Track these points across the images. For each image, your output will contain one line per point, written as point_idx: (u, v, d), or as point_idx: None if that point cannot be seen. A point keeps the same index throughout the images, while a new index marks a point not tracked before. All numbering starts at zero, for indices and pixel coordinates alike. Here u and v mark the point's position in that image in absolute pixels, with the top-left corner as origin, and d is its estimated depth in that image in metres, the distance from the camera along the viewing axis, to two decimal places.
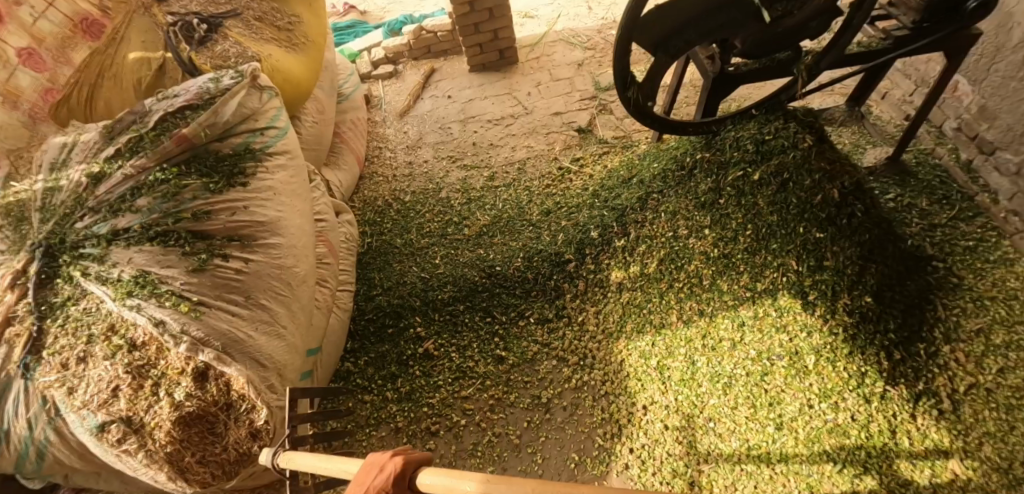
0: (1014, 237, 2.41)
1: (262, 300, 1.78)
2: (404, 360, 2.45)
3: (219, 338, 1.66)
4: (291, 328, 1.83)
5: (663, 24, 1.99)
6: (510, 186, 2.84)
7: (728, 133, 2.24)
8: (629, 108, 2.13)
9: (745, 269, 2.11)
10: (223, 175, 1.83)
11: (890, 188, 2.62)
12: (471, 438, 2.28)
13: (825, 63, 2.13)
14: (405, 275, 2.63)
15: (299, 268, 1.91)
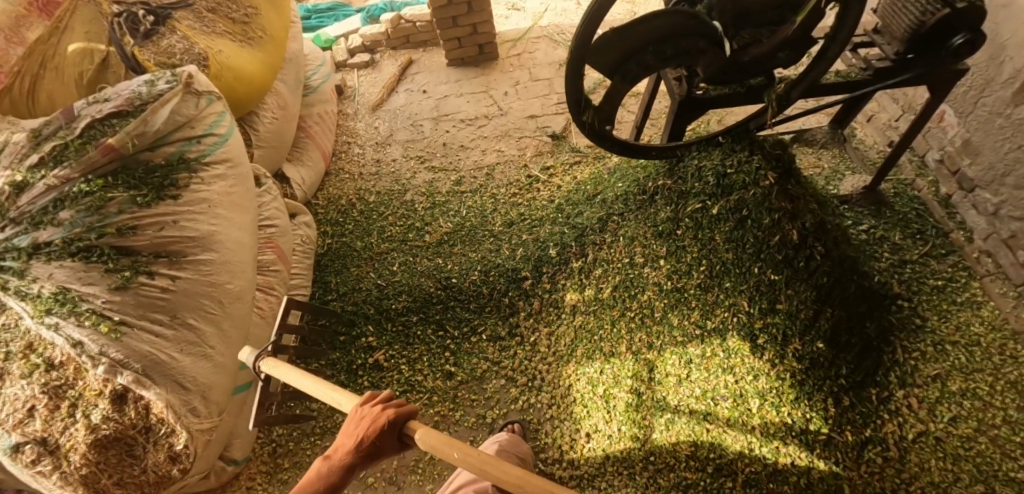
0: (984, 279, 2.34)
1: (189, 319, 1.77)
2: (353, 369, 2.43)
3: (140, 360, 1.65)
4: (219, 347, 1.82)
5: (623, 43, 1.86)
6: (477, 192, 2.78)
7: (691, 159, 2.16)
8: (583, 130, 2.05)
9: (697, 305, 2.05)
10: (152, 187, 1.80)
11: (864, 218, 2.52)
12: (413, 454, 2.28)
13: (796, 93, 2.02)
14: (362, 280, 2.59)
15: (234, 285, 1.90)
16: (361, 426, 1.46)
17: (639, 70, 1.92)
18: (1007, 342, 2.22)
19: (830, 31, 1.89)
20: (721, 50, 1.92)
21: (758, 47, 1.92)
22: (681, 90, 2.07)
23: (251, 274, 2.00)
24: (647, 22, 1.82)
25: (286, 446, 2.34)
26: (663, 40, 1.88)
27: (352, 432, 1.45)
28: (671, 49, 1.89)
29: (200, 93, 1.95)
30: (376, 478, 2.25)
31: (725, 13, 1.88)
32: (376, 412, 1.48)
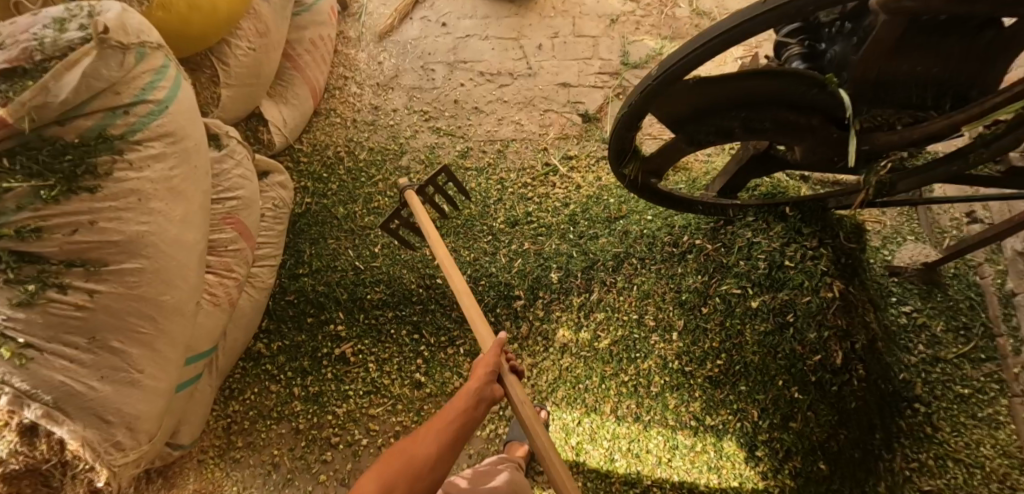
0: (1015, 399, 2.04)
1: (112, 342, 1.50)
2: (317, 356, 2.25)
3: (50, 391, 1.41)
4: (150, 371, 1.57)
5: (698, 98, 1.40)
6: (483, 171, 2.44)
7: (747, 227, 1.81)
8: (624, 183, 1.73)
9: (701, 396, 1.83)
10: (61, 176, 1.45)
11: (913, 298, 2.24)
12: (369, 461, 2.14)
13: (905, 184, 1.55)
14: (339, 257, 2.33)
15: (170, 298, 1.59)
16: (482, 371, 1.49)
17: (710, 138, 1.52)
18: (1014, 471, 1.94)
19: (991, 134, 1.44)
20: (835, 129, 1.43)
21: (881, 134, 1.43)
22: (761, 145, 1.66)
23: (195, 277, 1.69)
24: (743, 82, 1.34)
25: (240, 425, 2.23)
26: (756, 105, 1.41)
27: (474, 378, 1.47)
28: (769, 118, 1.44)
29: (127, 46, 1.50)
30: (328, 476, 2.14)
31: (861, 82, 1.33)
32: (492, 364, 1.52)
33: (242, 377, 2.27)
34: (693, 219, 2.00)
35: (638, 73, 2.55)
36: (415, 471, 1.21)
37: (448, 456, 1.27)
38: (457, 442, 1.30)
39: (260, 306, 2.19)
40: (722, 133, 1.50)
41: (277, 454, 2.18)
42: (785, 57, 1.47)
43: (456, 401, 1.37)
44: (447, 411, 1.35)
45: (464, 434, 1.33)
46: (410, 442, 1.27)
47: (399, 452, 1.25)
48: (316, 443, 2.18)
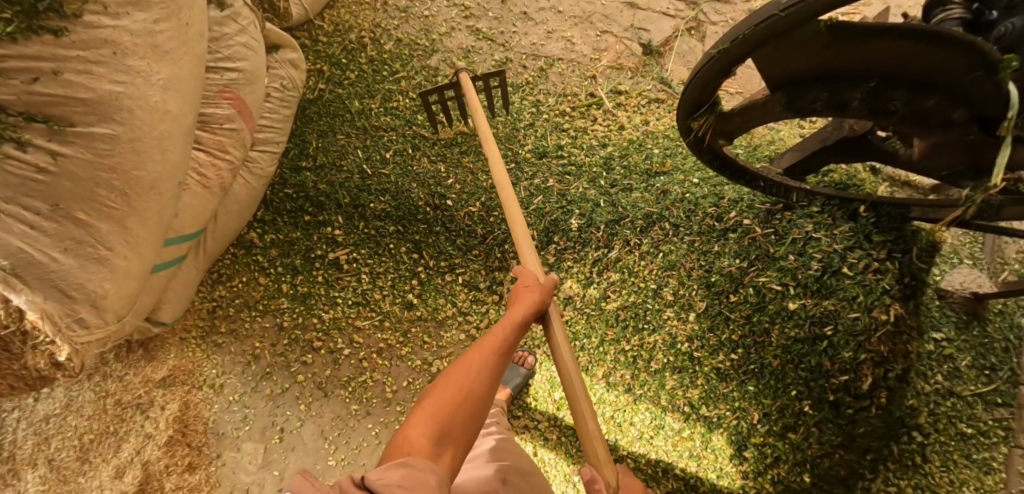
0: (1016, 450, 1.92)
1: (78, 214, 1.37)
2: (310, 257, 2.15)
3: (7, 257, 1.30)
4: (122, 251, 1.46)
5: (827, 51, 1.03)
6: (518, 89, 2.22)
7: (809, 219, 1.59)
8: (686, 138, 1.31)
9: (703, 383, 1.70)
10: (22, 10, 1.21)
11: (946, 326, 2.09)
12: (346, 371, 2.12)
13: (1010, 211, 1.37)
14: (346, 156, 2.16)
15: (148, 175, 1.44)
16: (524, 305, 1.33)
17: (814, 109, 1.16)
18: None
19: None
20: (975, 130, 1.11)
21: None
22: (859, 128, 1.37)
23: (180, 155, 1.52)
24: (899, 43, 0.98)
25: (226, 310, 2.19)
26: (896, 76, 1.06)
27: (517, 311, 1.31)
28: (903, 97, 1.10)
29: None
30: (306, 377, 2.13)
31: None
32: (536, 297, 1.36)
33: (232, 264, 2.20)
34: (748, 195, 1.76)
35: (717, 7, 2.28)
36: (460, 410, 1.08)
37: (489, 394, 1.14)
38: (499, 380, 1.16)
39: (256, 196, 2.07)
40: (833, 104, 1.15)
41: (258, 346, 2.16)
42: (935, 19, 1.13)
43: (495, 335, 1.22)
44: (486, 345, 1.19)
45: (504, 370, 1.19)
46: (451, 374, 1.12)
47: (440, 384, 1.10)
48: (298, 344, 2.14)
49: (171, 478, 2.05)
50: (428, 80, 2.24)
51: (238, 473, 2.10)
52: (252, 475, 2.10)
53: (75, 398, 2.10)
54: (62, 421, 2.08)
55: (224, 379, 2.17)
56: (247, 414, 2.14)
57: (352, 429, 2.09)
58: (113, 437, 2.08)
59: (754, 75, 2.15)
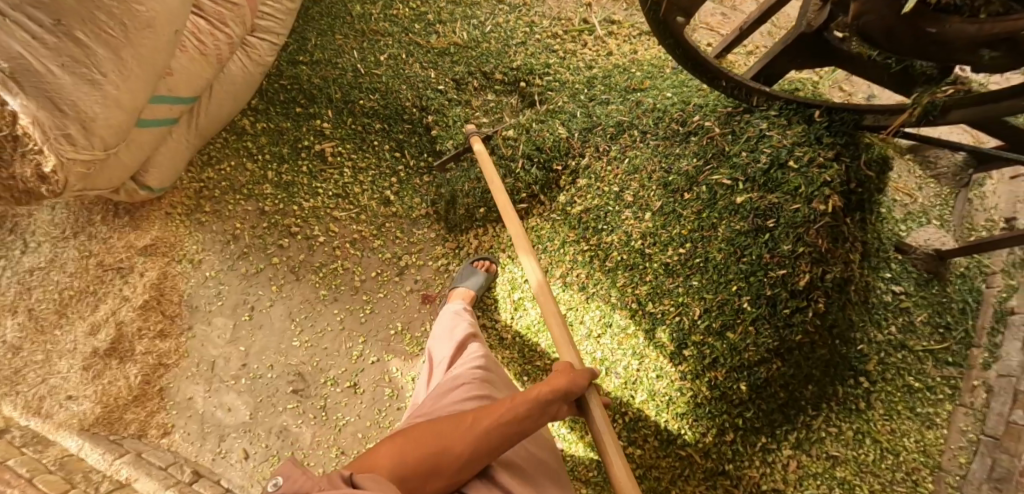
0: (960, 408, 1.91)
1: (78, 34, 1.50)
2: (298, 148, 2.25)
3: (8, 60, 1.44)
4: (114, 79, 1.59)
5: None
6: (515, 10, 2.30)
7: (765, 119, 1.61)
8: (645, 9, 1.39)
9: (650, 280, 1.76)
10: None
11: (906, 281, 2.04)
12: (320, 257, 2.20)
13: (954, 115, 1.42)
14: (343, 55, 2.26)
15: (145, 11, 1.55)
16: (548, 389, 1.34)
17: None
18: (923, 468, 1.87)
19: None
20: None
21: (956, 19, 1.15)
22: (815, 24, 1.45)
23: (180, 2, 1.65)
24: None
25: (211, 192, 2.28)
26: None
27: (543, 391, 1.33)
28: None
29: None
30: (281, 261, 2.22)
31: None
32: (562, 384, 1.38)
33: (222, 148, 2.29)
34: (714, 100, 1.74)
35: None
36: (433, 454, 1.13)
37: (474, 457, 1.17)
38: (492, 447, 1.19)
39: (252, 82, 2.19)
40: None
41: (238, 228, 2.25)
42: None
43: (505, 405, 1.25)
44: (491, 411, 1.24)
45: (503, 444, 1.22)
46: (445, 425, 1.19)
47: (428, 428, 1.18)
48: (277, 229, 2.23)
49: (142, 342, 2.19)
50: None
51: (206, 346, 2.23)
52: (219, 349, 2.22)
53: (60, 254, 2.19)
54: (45, 276, 2.17)
55: (203, 256, 2.26)
56: (221, 290, 2.24)
57: (318, 314, 2.19)
58: (92, 297, 2.18)
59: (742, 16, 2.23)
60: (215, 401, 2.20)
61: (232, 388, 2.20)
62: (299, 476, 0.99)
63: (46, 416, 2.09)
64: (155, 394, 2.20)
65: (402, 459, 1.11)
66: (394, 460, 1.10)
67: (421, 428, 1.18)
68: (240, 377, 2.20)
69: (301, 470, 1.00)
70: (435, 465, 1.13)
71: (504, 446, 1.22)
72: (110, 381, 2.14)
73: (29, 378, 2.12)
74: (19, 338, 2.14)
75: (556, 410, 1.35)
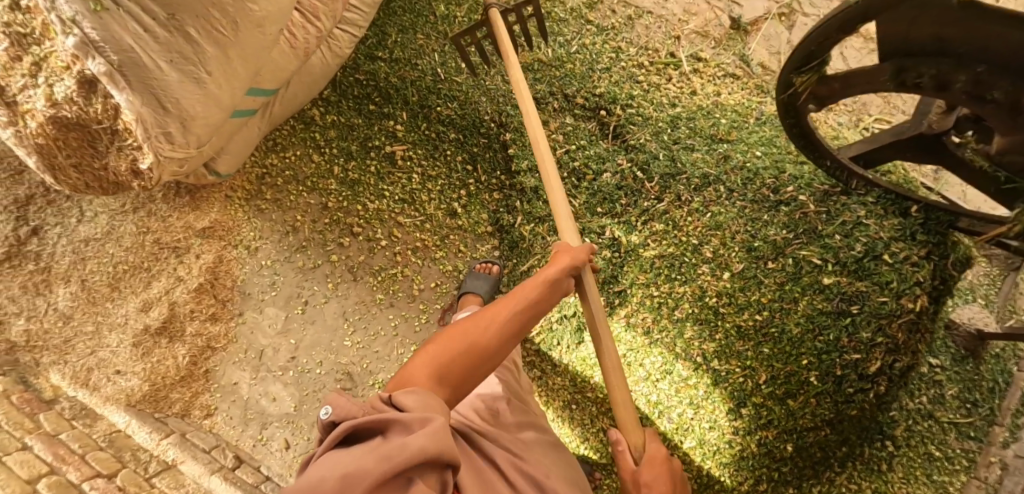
0: (973, 481, 1.80)
1: (190, 30, 1.43)
2: (367, 146, 2.21)
3: (118, 53, 1.39)
4: (217, 76, 1.54)
5: (939, 28, 1.05)
6: (603, 32, 2.23)
7: (863, 206, 1.64)
8: (780, 93, 1.36)
9: (721, 338, 1.79)
10: None
11: (942, 356, 1.92)
12: (379, 261, 2.19)
13: None
14: (423, 58, 2.20)
15: (258, 10, 1.51)
16: (558, 265, 1.32)
17: (919, 83, 1.17)
18: None
19: None
20: None
21: None
22: (937, 126, 1.44)
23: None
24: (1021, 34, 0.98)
25: (274, 179, 2.24)
26: (1006, 68, 1.05)
27: (554, 266, 1.32)
28: (1007, 86, 1.08)
29: None
30: (339, 259, 2.21)
31: None
32: (568, 262, 1.34)
33: (288, 136, 2.24)
34: (808, 173, 1.76)
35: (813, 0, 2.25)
36: (467, 353, 1.08)
37: (505, 343, 1.13)
38: (518, 332, 1.16)
39: (327, 72, 2.13)
40: (936, 84, 1.16)
41: (299, 220, 2.22)
42: None
43: (519, 292, 1.20)
44: (507, 301, 1.18)
45: (527, 328, 1.18)
46: (466, 324, 1.13)
47: (450, 331, 1.12)
48: (338, 226, 2.21)
49: (193, 323, 2.18)
50: None
51: (257, 334, 2.23)
52: (269, 338, 2.22)
53: (117, 227, 2.16)
54: (100, 247, 2.14)
55: (260, 243, 2.23)
56: (276, 280, 2.23)
57: (372, 316, 2.18)
58: (145, 273, 2.16)
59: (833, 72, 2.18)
60: (260, 389, 2.22)
61: (278, 378, 2.22)
62: (344, 404, 0.97)
63: (93, 389, 2.09)
64: (200, 375, 2.21)
65: (437, 369, 1.06)
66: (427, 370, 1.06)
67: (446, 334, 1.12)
68: (288, 369, 2.21)
69: (348, 401, 0.97)
70: (472, 365, 1.09)
71: (527, 328, 1.18)
72: (159, 359, 2.15)
73: (78, 349, 2.11)
74: (71, 307, 2.11)
75: (566, 284, 1.31)
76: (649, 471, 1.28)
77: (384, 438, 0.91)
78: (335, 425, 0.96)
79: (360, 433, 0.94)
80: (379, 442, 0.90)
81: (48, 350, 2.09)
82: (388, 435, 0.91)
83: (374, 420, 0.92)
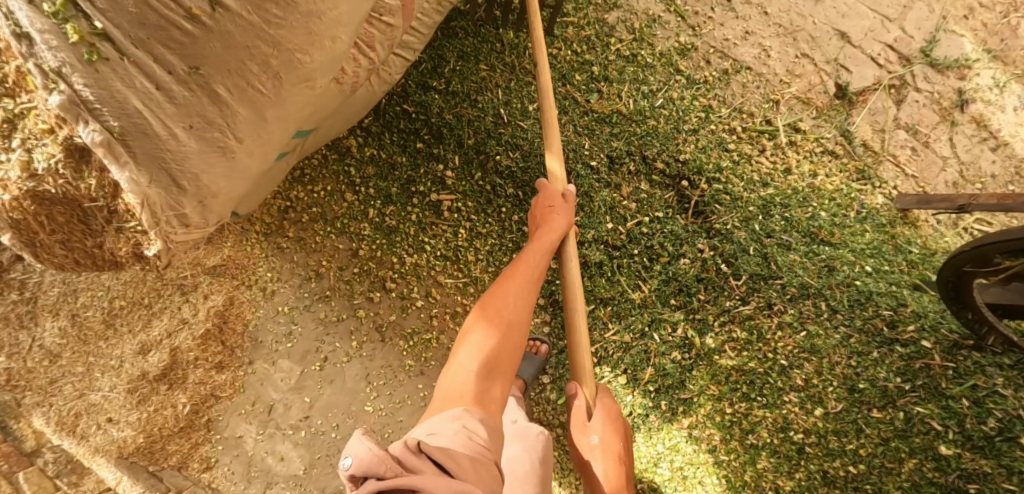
0: None
1: (218, 90, 1.12)
2: (410, 191, 1.93)
3: (119, 118, 1.06)
4: (247, 142, 1.24)
5: None
6: (693, 85, 1.91)
7: (999, 369, 1.54)
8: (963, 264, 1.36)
9: (801, 477, 1.59)
10: None
11: None
12: (412, 322, 1.94)
13: None
14: (485, 96, 1.92)
15: (309, 61, 1.20)
16: (551, 230, 1.46)
17: None
18: None
19: None
20: None
21: None
22: None
23: (346, 41, 1.27)
24: None
25: (298, 215, 1.97)
26: None
27: (548, 233, 1.46)
28: None
29: None
30: (366, 315, 1.95)
31: None
32: (562, 225, 1.47)
33: (319, 167, 1.96)
34: (931, 309, 1.63)
35: (929, 73, 1.91)
36: (502, 351, 1.26)
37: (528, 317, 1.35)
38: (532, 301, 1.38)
39: (370, 100, 1.80)
40: None
41: (324, 264, 1.96)
42: None
43: (521, 270, 1.41)
44: (514, 277, 1.40)
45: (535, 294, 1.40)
46: (485, 308, 1.34)
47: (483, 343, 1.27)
48: (368, 277, 1.95)
49: (196, 371, 1.92)
50: (597, 40, 1.94)
51: (266, 387, 1.97)
52: (281, 393, 1.97)
53: None
54: (94, 278, 1.89)
55: (277, 286, 1.97)
56: (293, 330, 1.97)
57: (399, 383, 1.93)
58: (145, 311, 1.90)
59: (951, 161, 1.87)
60: (266, 447, 1.95)
61: (288, 437, 1.96)
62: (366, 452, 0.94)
63: (80, 438, 1.86)
64: (201, 425, 1.94)
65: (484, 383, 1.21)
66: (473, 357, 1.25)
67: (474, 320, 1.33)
68: (300, 428, 1.95)
69: (368, 448, 0.93)
70: (508, 347, 1.28)
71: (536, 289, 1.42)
72: (156, 409, 1.88)
73: (64, 391, 1.86)
74: (58, 344, 1.87)
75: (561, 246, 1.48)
76: (612, 433, 1.51)
77: None
78: (357, 477, 0.93)
79: None
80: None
81: (31, 390, 1.86)
82: None
83: (402, 483, 0.89)
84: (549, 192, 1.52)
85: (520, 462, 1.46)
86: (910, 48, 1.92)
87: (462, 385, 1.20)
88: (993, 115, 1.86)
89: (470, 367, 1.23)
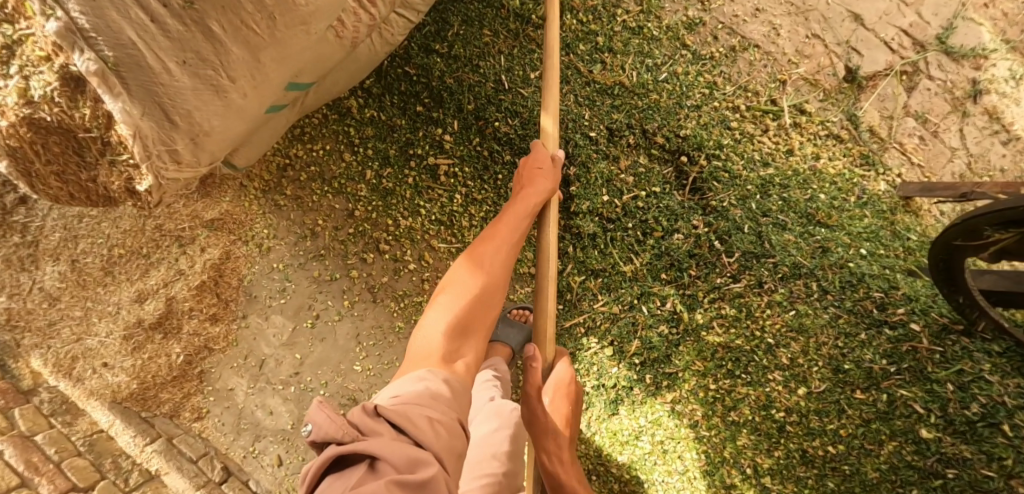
0: None
1: (212, 25, 1.11)
2: (407, 153, 1.94)
3: (113, 48, 1.07)
4: (241, 82, 1.24)
5: None
6: (699, 60, 1.88)
7: (987, 355, 1.52)
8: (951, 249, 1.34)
9: (781, 455, 1.59)
10: None
11: None
12: (403, 285, 1.95)
13: None
14: (487, 63, 1.91)
15: (304, 4, 1.18)
16: (535, 191, 1.46)
17: None
18: None
19: None
20: None
21: None
22: None
23: None
24: None
25: (297, 174, 1.99)
26: None
27: (532, 193, 1.45)
28: None
29: None
30: (360, 275, 1.97)
31: None
32: (546, 188, 1.47)
33: (319, 126, 1.97)
34: (924, 295, 1.60)
35: (944, 61, 1.86)
36: (473, 312, 1.24)
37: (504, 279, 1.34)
38: (510, 262, 1.36)
39: (374, 60, 1.80)
40: None
41: (320, 223, 1.98)
42: None
43: (499, 234, 1.38)
44: (493, 239, 1.37)
45: (514, 257, 1.38)
46: (463, 268, 1.31)
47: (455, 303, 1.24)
48: (363, 238, 1.96)
49: (191, 322, 1.95)
50: (604, 11, 1.91)
51: (259, 341, 2.00)
52: (272, 349, 2.00)
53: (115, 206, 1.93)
54: (95, 226, 1.92)
55: (274, 243, 1.99)
56: (287, 287, 2.00)
57: (388, 344, 1.95)
58: (143, 260, 1.94)
59: (959, 151, 1.83)
60: (257, 400, 1.98)
61: (277, 392, 1.99)
62: (324, 420, 0.93)
63: (76, 380, 1.91)
64: (194, 376, 1.98)
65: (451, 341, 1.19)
66: (442, 317, 1.23)
67: (447, 283, 1.30)
68: (289, 383, 1.99)
69: (326, 415, 0.93)
70: (479, 306, 1.25)
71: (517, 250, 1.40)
72: (150, 357, 1.92)
73: (63, 334, 1.91)
74: (57, 288, 1.91)
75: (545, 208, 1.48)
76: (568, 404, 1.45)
77: (369, 467, 0.88)
78: (317, 443, 0.93)
79: (348, 458, 0.91)
80: (364, 473, 0.87)
81: (30, 331, 1.91)
82: (375, 462, 0.89)
83: (359, 447, 0.89)
84: (540, 155, 1.53)
85: (500, 442, 1.46)
86: (926, 35, 1.87)
87: (429, 344, 1.18)
88: (1008, 108, 1.81)
89: (439, 327, 1.20)
